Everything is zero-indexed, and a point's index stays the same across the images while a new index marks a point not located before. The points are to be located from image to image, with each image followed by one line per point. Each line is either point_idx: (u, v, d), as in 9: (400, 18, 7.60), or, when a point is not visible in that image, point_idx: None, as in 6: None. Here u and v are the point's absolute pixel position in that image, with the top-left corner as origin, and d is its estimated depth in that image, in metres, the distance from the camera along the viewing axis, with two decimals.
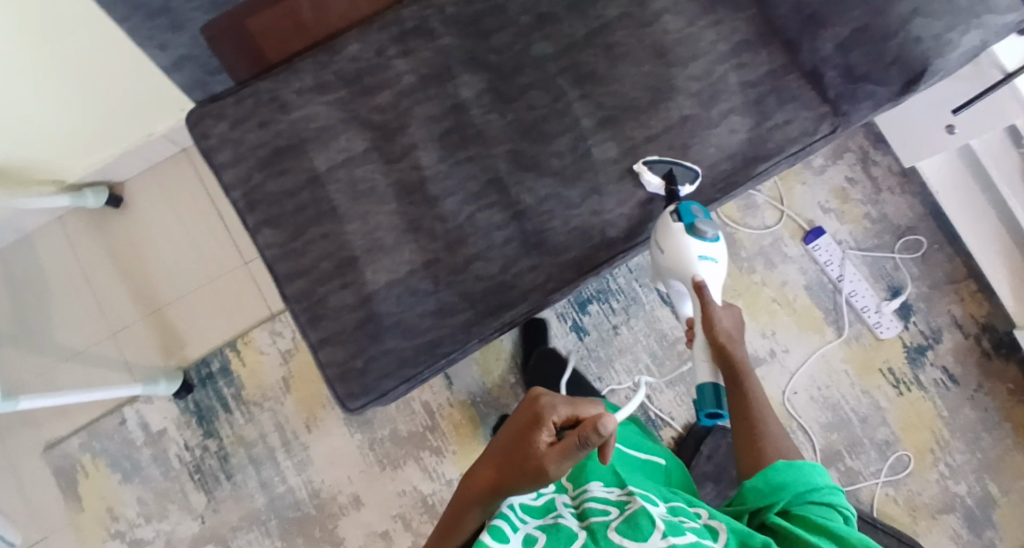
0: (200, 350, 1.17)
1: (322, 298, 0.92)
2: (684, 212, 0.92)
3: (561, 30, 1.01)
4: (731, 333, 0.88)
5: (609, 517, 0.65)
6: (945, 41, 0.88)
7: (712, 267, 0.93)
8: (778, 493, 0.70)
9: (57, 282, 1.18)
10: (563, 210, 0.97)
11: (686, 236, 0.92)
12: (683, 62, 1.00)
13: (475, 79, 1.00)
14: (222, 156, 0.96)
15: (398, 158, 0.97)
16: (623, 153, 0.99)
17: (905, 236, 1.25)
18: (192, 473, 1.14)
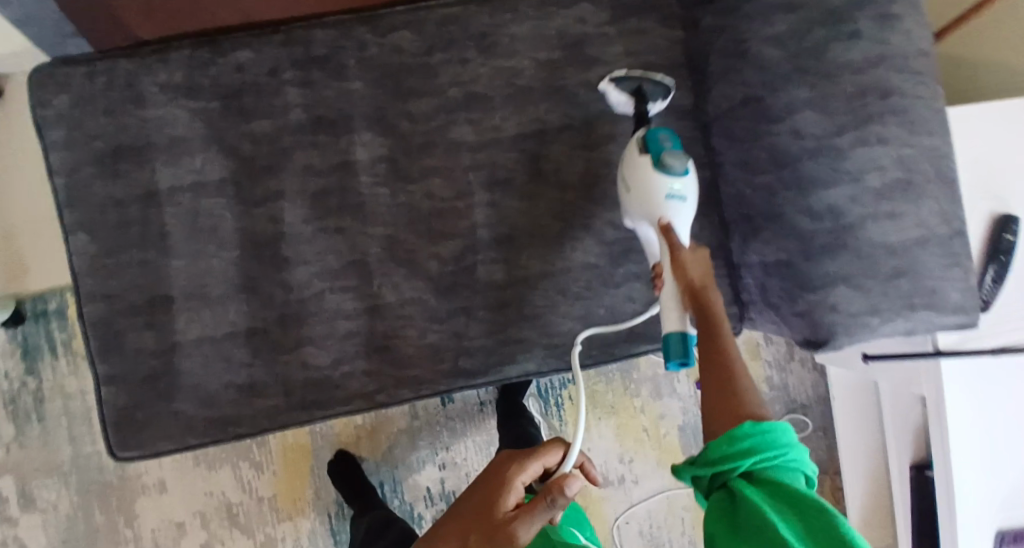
0: (41, 285, 1.07)
1: (120, 332, 0.84)
2: (652, 138, 0.78)
3: (490, 120, 0.87)
4: (706, 279, 0.71)
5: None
6: (859, 323, 0.76)
7: (684, 210, 0.77)
8: (736, 462, 0.60)
9: None
10: (421, 321, 0.87)
11: (652, 169, 0.77)
12: (609, 203, 0.88)
13: (375, 142, 0.86)
14: (55, 135, 0.83)
15: (258, 202, 0.85)
16: (508, 281, 0.88)
17: (795, 412, 1.17)
18: (5, 403, 1.09)
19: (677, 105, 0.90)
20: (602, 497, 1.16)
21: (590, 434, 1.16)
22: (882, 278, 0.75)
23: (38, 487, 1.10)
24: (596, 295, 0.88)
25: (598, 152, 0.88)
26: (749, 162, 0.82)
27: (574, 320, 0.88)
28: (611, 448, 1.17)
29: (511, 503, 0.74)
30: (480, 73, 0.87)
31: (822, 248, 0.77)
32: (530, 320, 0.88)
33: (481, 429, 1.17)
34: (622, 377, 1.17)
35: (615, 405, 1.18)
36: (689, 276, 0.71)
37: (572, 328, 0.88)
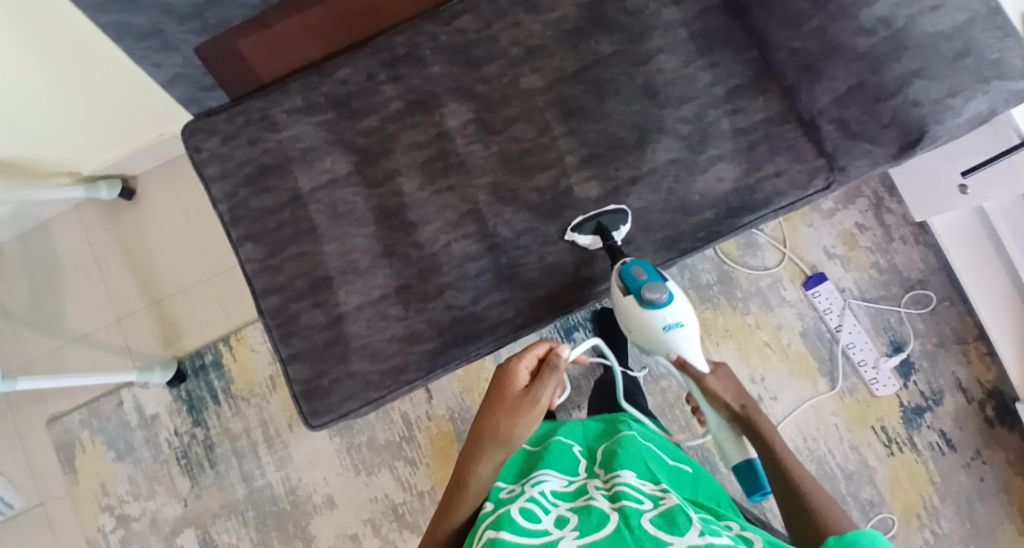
0: (196, 343, 1.20)
1: (294, 315, 0.96)
2: (626, 279, 0.90)
3: (553, 65, 1.00)
4: (747, 404, 0.85)
5: (643, 507, 0.66)
6: (943, 108, 0.84)
7: (685, 334, 0.91)
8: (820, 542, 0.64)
9: (71, 266, 1.23)
10: (539, 247, 0.96)
11: (642, 309, 0.91)
12: (674, 102, 0.98)
13: (461, 109, 1.00)
14: (211, 170, 0.99)
15: (380, 182, 0.98)
16: (606, 193, 0.97)
17: (914, 289, 1.16)
18: (179, 459, 1.18)
19: (709, 6, 1.00)
20: None
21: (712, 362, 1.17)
22: (949, 60, 0.83)
23: (220, 528, 1.17)
24: (688, 183, 0.96)
25: (650, 65, 0.99)
26: (795, 18, 0.92)
27: (671, 211, 0.96)
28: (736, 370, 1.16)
29: (518, 389, 0.82)
30: (534, 29, 1.01)
31: (884, 54, 0.85)
32: (634, 223, 0.97)
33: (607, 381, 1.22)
34: (727, 299, 1.17)
35: (728, 327, 1.17)
36: (728, 404, 0.86)
37: (672, 218, 0.96)
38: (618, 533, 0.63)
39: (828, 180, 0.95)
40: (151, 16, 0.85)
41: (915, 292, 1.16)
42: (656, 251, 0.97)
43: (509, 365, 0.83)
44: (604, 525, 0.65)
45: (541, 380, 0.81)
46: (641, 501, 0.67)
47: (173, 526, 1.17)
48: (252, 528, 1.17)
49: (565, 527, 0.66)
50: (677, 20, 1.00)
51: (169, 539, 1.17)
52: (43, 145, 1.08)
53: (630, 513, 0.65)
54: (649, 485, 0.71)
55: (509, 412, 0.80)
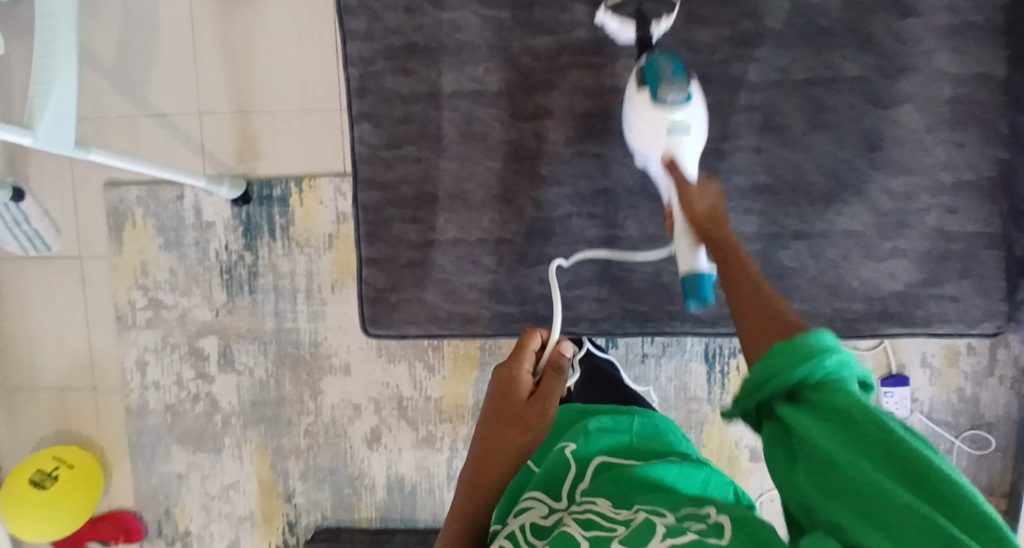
0: (269, 171, 1.18)
1: (388, 220, 0.90)
2: (648, 69, 0.78)
3: (779, 62, 0.83)
4: (714, 206, 0.76)
5: (614, 533, 0.53)
6: None
7: (689, 144, 0.79)
8: (782, 377, 0.53)
9: (167, 39, 1.18)
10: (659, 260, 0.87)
11: (648, 107, 0.79)
12: (888, 170, 0.83)
13: None
14: (355, 23, 0.88)
15: (526, 117, 0.88)
16: (761, 236, 0.85)
17: (978, 428, 1.10)
18: (222, 273, 1.19)
19: (990, 74, 0.81)
20: (749, 472, 1.14)
21: None
22: None
23: (240, 349, 1.20)
24: (854, 265, 0.84)
25: (888, 113, 0.83)
26: None
27: (818, 286, 0.85)
28: None
29: (524, 394, 0.76)
30: (776, 9, 0.83)
31: None
32: (774, 281, 0.85)
33: (638, 381, 1.14)
34: None
35: None
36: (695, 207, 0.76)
37: (816, 295, 0.85)
38: None
39: (999, 326, 0.84)
40: None
41: (977, 432, 1.11)
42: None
43: (515, 361, 0.77)
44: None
45: (548, 385, 0.76)
46: (612, 527, 0.54)
47: (198, 329, 1.20)
48: (270, 359, 1.20)
49: None
50: (947, 74, 0.81)
51: (191, 339, 1.20)
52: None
53: (599, 541, 0.52)
54: (624, 511, 0.57)
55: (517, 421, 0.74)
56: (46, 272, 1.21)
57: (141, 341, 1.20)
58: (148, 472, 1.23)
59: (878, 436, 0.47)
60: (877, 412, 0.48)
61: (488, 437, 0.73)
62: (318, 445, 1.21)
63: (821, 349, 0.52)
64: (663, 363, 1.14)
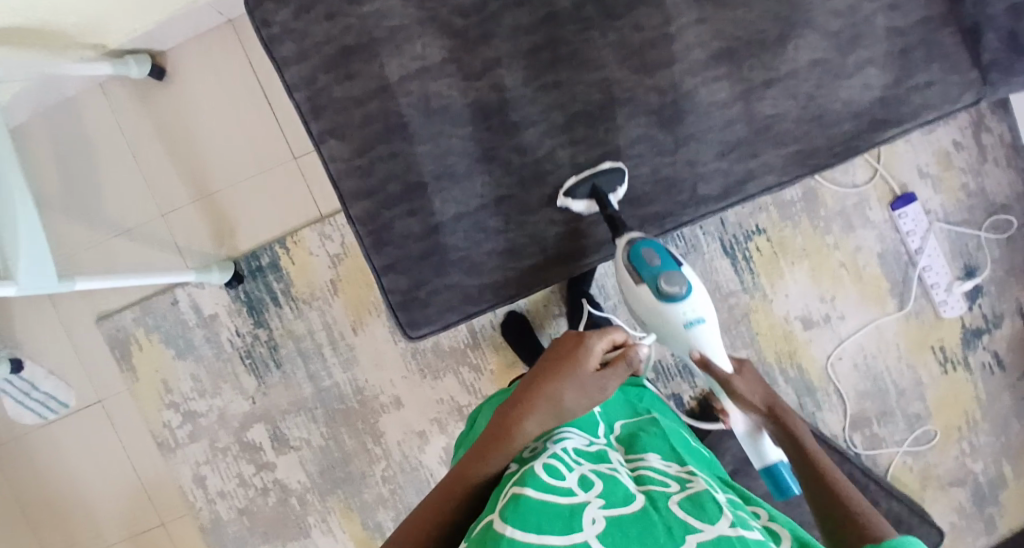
0: (250, 243, 1.15)
1: (387, 223, 0.89)
2: (634, 257, 0.83)
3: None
4: (773, 404, 0.79)
5: (670, 490, 0.61)
6: None
7: (707, 331, 0.83)
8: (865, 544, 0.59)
9: (105, 155, 1.16)
10: (653, 157, 0.88)
11: (657, 302, 0.84)
12: None
13: None
14: (285, 50, 0.87)
15: (477, 74, 0.88)
16: (734, 97, 0.87)
17: (996, 214, 1.12)
18: (243, 358, 1.15)
19: None
20: (808, 340, 1.13)
21: (785, 281, 1.13)
22: None
23: (290, 424, 1.17)
24: (830, 89, 0.86)
25: None
26: None
27: (804, 122, 0.87)
28: (808, 290, 1.13)
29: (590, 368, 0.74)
30: None
31: None
32: (764, 134, 0.87)
33: None
34: (808, 217, 1.12)
35: (806, 248, 1.12)
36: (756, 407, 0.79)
37: (806, 130, 0.87)
38: (646, 511, 0.58)
39: (978, 95, 0.87)
40: None
41: (998, 218, 1.12)
42: (785, 165, 0.88)
43: (592, 338, 0.75)
44: (632, 501, 0.59)
45: (616, 368, 0.74)
46: (667, 485, 0.62)
47: (243, 421, 1.16)
48: (321, 423, 1.17)
49: (590, 492, 0.60)
50: None
51: (239, 434, 1.17)
52: (77, 14, 0.98)
53: (657, 496, 0.60)
54: (676, 469, 0.66)
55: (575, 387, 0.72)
56: (72, 429, 1.17)
57: (191, 456, 1.16)
58: None
59: None
60: None
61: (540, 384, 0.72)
62: (400, 487, 1.17)
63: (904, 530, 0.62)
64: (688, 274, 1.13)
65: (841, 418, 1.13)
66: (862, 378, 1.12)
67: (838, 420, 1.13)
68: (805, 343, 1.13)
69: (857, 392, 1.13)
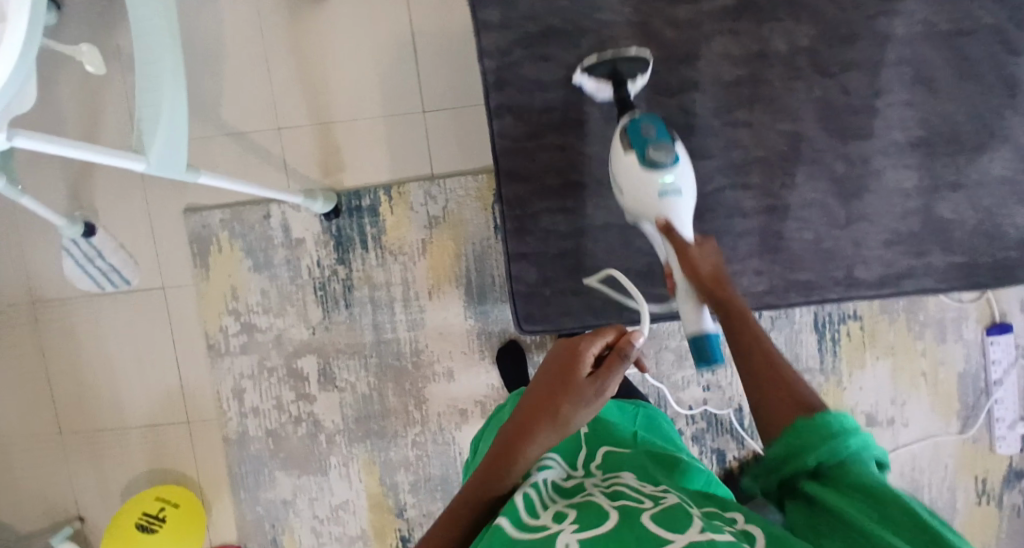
0: (357, 182, 1.11)
1: (536, 212, 0.89)
2: (631, 131, 0.81)
3: (924, 14, 0.84)
4: (720, 275, 0.78)
5: (644, 505, 0.57)
6: None
7: (684, 203, 0.81)
8: (800, 458, 0.54)
9: (235, 55, 1.11)
10: (821, 225, 0.88)
11: (640, 169, 0.80)
12: None
13: (800, 30, 0.85)
14: (490, 14, 0.86)
15: (671, 92, 0.88)
16: (918, 190, 0.86)
17: None
18: (316, 290, 1.12)
19: None
20: None
21: (864, 372, 1.15)
22: None
23: (341, 365, 1.13)
24: (1009, 212, 0.86)
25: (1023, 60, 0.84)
26: None
27: (977, 234, 0.87)
28: (883, 387, 1.15)
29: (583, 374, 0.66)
30: None
31: None
32: (937, 234, 0.87)
33: None
34: (907, 317, 1.13)
35: (895, 346, 1.14)
36: (700, 273, 0.78)
37: (978, 244, 0.87)
38: (618, 529, 0.53)
39: None
40: None
41: None
42: (946, 273, 0.87)
43: (586, 337, 0.67)
44: (606, 519, 0.55)
45: (611, 372, 0.66)
46: (641, 500, 0.58)
47: (296, 349, 1.13)
48: (371, 372, 1.13)
49: (562, 521, 0.56)
50: None
51: (289, 359, 1.13)
52: None
53: (627, 513, 0.56)
54: (651, 486, 0.62)
55: (569, 398, 0.66)
56: (124, 310, 1.13)
57: (236, 367, 1.13)
58: (253, 500, 1.15)
59: (899, 512, 0.48)
60: (895, 490, 0.49)
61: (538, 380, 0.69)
62: (428, 455, 1.13)
63: (840, 432, 0.53)
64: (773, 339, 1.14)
65: None
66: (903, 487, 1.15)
67: None
68: None
69: None
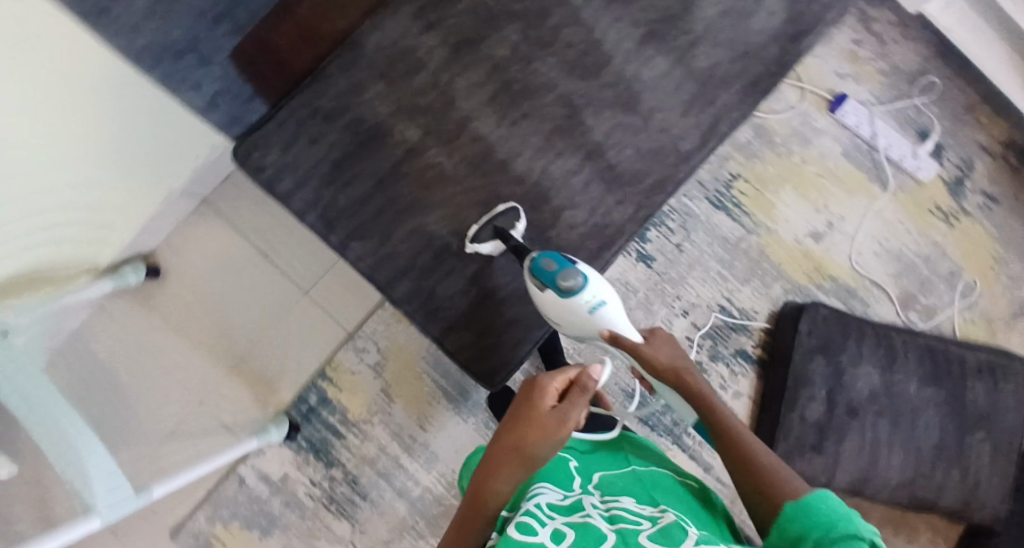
0: (293, 389, 1.15)
1: (432, 290, 0.92)
2: (538, 272, 0.87)
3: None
4: (677, 361, 0.86)
5: (641, 526, 0.66)
6: None
7: (611, 309, 0.89)
8: (799, 543, 0.65)
9: (126, 370, 1.15)
10: (632, 139, 0.96)
11: (561, 299, 0.87)
12: None
13: (510, 32, 0.97)
14: (285, 184, 0.93)
15: (456, 134, 0.95)
16: (671, 66, 0.97)
17: (922, 79, 1.24)
18: (328, 505, 1.12)
19: None
20: (827, 250, 1.22)
21: (779, 208, 1.23)
22: None
23: None
24: (745, 27, 0.97)
25: None
26: None
27: (740, 58, 0.97)
28: (802, 207, 1.23)
29: (546, 408, 0.76)
30: None
31: None
32: (709, 84, 0.97)
33: (693, 265, 1.21)
34: (769, 149, 1.23)
35: (781, 173, 1.23)
36: (663, 368, 0.85)
37: (743, 63, 0.97)
38: None
39: None
40: (184, 27, 0.81)
41: (926, 81, 1.25)
42: (741, 101, 0.97)
43: (542, 376, 0.78)
44: (604, 538, 0.64)
45: (573, 401, 0.76)
46: (639, 522, 0.67)
47: None
48: (429, 534, 1.11)
49: (565, 539, 0.64)
50: None
51: None
52: (65, 248, 1.02)
53: (628, 535, 0.65)
54: (648, 509, 0.71)
55: (539, 430, 0.74)
56: None
57: None
58: None
59: None
60: None
61: (505, 422, 0.77)
62: None
63: (836, 517, 0.64)
64: (696, 239, 1.22)
65: (891, 304, 1.21)
66: (890, 261, 1.22)
67: (889, 308, 1.21)
68: (826, 253, 1.22)
69: (892, 276, 1.22)
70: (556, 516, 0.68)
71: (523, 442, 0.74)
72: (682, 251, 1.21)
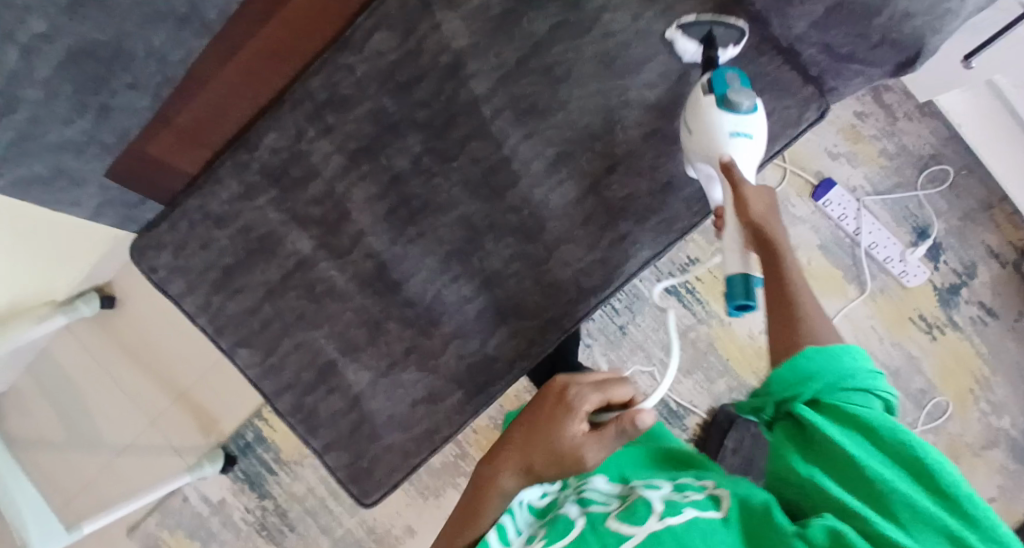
0: (233, 424, 1.22)
1: (313, 407, 0.94)
2: (716, 79, 0.79)
3: (489, 63, 0.89)
4: (769, 213, 0.75)
5: (609, 507, 0.67)
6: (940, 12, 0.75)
7: (747, 146, 0.79)
8: (805, 384, 0.66)
9: (88, 386, 1.27)
10: (532, 269, 0.90)
11: (716, 110, 0.79)
12: (633, 70, 0.87)
13: (410, 142, 0.91)
14: (176, 287, 0.95)
15: (348, 249, 0.92)
16: (583, 190, 0.89)
17: (929, 167, 1.12)
18: (259, 530, 1.22)
19: None
20: None
21: None
22: None
23: None
24: (671, 154, 0.88)
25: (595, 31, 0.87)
26: None
27: (662, 190, 0.89)
28: None
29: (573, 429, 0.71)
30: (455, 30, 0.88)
31: None
32: (619, 213, 0.89)
33: (634, 350, 1.15)
34: None
35: None
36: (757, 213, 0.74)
37: (664, 198, 0.89)
38: (583, 533, 0.64)
39: (822, 106, 0.87)
40: (48, 161, 0.79)
41: (932, 170, 1.12)
42: (656, 238, 0.90)
43: (577, 383, 0.73)
44: (572, 529, 0.65)
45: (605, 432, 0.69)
46: (609, 502, 0.68)
47: None
48: None
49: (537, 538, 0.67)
50: None
51: None
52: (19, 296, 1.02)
53: (595, 518, 0.66)
54: (621, 485, 0.72)
55: (556, 455, 0.71)
56: None
57: None
58: None
59: (896, 453, 0.61)
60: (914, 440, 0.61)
61: (529, 421, 0.75)
62: None
63: (852, 365, 0.66)
64: (641, 323, 1.15)
65: None
66: None
67: None
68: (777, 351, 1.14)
69: None
70: (533, 524, 0.73)
71: (535, 445, 0.73)
72: (624, 334, 1.15)
